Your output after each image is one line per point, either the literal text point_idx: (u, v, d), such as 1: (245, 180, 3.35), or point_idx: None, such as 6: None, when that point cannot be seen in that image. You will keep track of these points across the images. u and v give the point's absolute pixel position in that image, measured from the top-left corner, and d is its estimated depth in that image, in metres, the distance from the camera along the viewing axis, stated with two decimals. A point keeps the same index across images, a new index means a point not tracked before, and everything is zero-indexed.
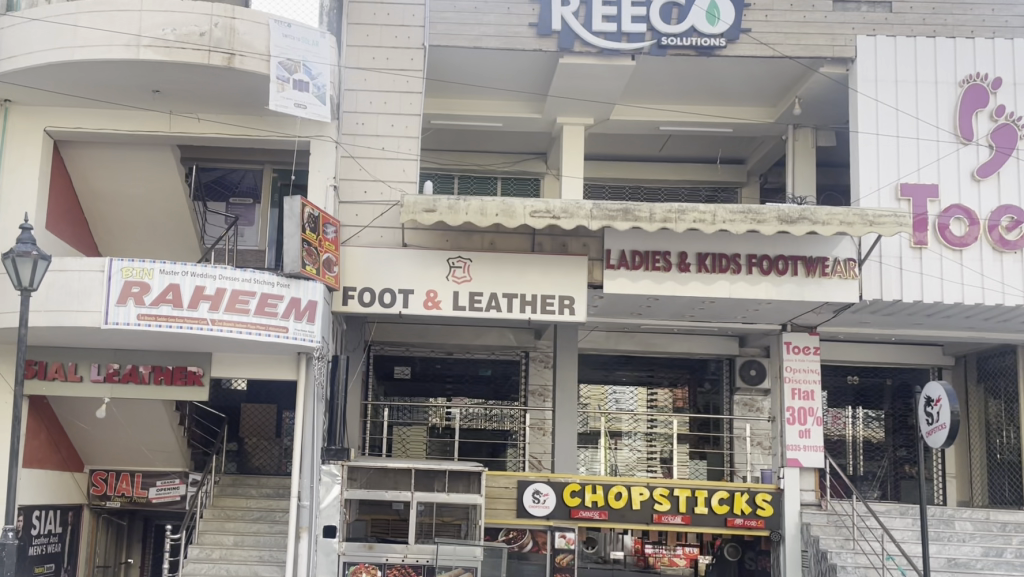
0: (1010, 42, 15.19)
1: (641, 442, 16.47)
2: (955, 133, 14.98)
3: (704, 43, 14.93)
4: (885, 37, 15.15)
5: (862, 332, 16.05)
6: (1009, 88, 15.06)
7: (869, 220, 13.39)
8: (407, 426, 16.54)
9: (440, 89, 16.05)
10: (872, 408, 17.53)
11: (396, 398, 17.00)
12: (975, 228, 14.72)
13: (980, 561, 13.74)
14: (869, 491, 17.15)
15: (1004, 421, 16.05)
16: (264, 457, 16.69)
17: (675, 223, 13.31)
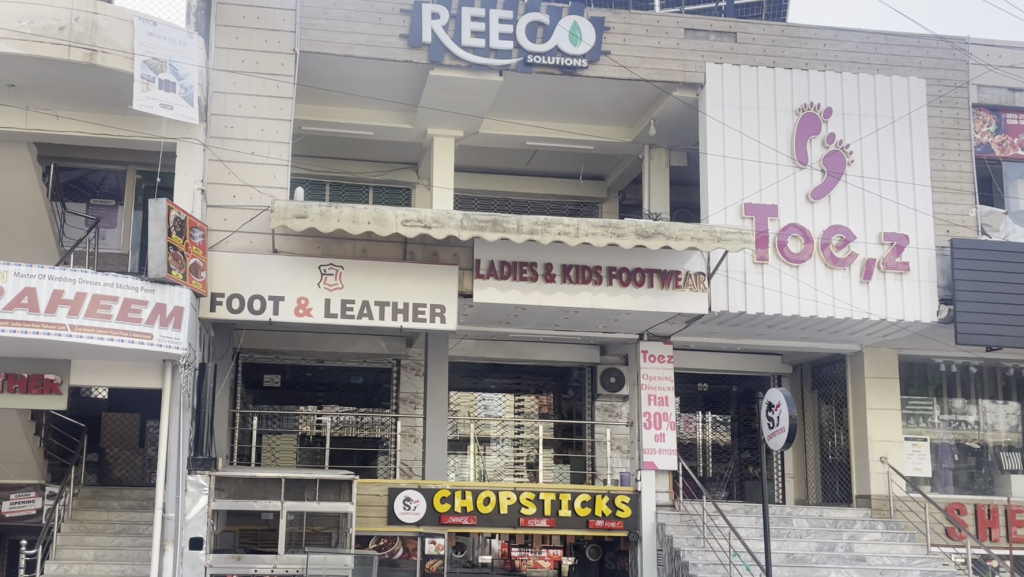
0: (839, 75, 16.63)
1: (509, 447, 16.79)
2: (792, 157, 16.25)
3: (567, 63, 15.54)
4: (731, 65, 16.25)
5: (713, 342, 17.04)
6: (838, 117, 16.48)
7: (717, 237, 14.32)
8: (277, 434, 16.30)
9: (312, 96, 15.96)
10: (720, 414, 18.57)
11: (265, 406, 16.59)
12: (809, 245, 15.98)
13: (815, 555, 14.85)
14: (717, 492, 18.20)
15: (835, 424, 17.38)
16: (127, 468, 16.02)
17: (540, 234, 13.77)
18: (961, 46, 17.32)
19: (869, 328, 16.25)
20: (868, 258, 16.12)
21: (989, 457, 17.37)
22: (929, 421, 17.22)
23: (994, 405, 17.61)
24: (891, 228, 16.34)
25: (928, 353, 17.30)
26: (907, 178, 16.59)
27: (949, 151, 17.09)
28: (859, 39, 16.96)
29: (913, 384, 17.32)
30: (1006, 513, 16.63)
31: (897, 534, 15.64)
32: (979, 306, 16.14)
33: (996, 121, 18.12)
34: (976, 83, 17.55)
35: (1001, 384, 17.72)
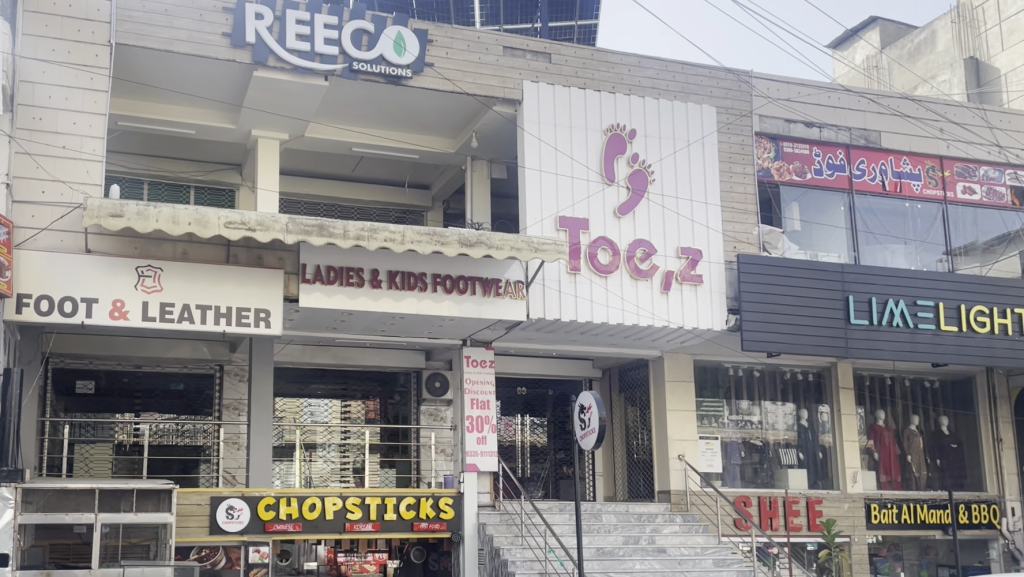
0: (641, 100, 17.92)
1: (335, 453, 16.83)
2: (601, 174, 17.30)
3: (392, 72, 15.74)
4: (546, 84, 17.11)
5: (530, 348, 17.75)
6: (642, 139, 17.74)
7: (534, 247, 14.98)
8: (91, 443, 15.45)
9: (134, 92, 15.30)
10: (537, 416, 19.28)
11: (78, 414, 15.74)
12: (617, 257, 17.06)
13: (621, 549, 15.84)
14: (534, 491, 18.93)
15: (639, 425, 18.49)
16: None
17: (366, 240, 13.86)
18: (746, 78, 19.17)
19: (669, 335, 17.55)
20: (668, 271, 17.44)
21: (769, 453, 18.99)
22: (718, 421, 18.65)
23: (774, 406, 19.26)
24: (688, 243, 17.76)
25: (718, 359, 18.80)
26: (701, 197, 18.12)
27: (735, 175, 18.83)
28: (660, 67, 18.33)
29: (706, 388, 18.74)
30: (784, 503, 18.40)
31: (693, 526, 16.94)
32: (761, 316, 17.78)
33: (774, 148, 19.55)
34: (758, 113, 19.35)
35: (780, 385, 19.43)
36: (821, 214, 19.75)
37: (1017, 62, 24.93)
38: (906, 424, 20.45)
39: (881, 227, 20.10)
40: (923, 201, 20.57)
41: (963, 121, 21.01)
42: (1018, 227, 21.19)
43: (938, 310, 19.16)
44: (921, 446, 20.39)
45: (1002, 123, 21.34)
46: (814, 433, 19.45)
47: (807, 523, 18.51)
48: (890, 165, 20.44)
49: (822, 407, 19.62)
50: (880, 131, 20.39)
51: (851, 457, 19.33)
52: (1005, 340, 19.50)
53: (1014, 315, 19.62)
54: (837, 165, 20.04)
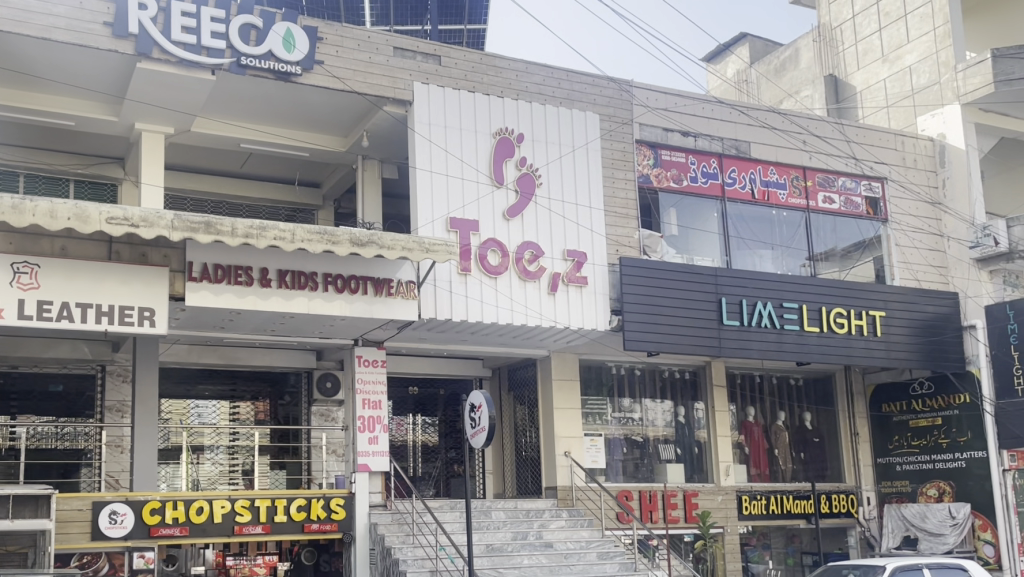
0: (529, 105, 18.33)
1: (223, 454, 16.44)
2: (490, 176, 17.57)
3: (281, 68, 15.55)
4: (436, 86, 17.26)
5: (421, 348, 17.83)
6: (529, 143, 18.14)
7: (425, 248, 15.05)
8: None
9: (11, 80, 14.64)
10: (428, 416, 19.37)
11: None
12: (506, 259, 17.37)
13: (510, 544, 16.09)
14: (425, 490, 19.01)
15: (528, 423, 18.77)
16: None
17: (255, 238, 13.64)
18: (627, 88, 19.94)
19: (557, 335, 17.97)
20: (554, 272, 17.88)
21: (649, 448, 19.40)
22: (602, 419, 19.00)
23: (654, 403, 19.71)
24: (573, 245, 18.26)
25: (601, 358, 19.15)
26: (586, 201, 18.67)
27: (617, 180, 19.52)
28: (546, 73, 18.83)
29: (590, 386, 19.07)
30: (663, 496, 18.78)
31: (578, 521, 17.32)
32: (642, 317, 18.47)
33: (653, 156, 20.34)
34: (638, 121, 20.16)
35: (659, 384, 19.91)
36: (697, 219, 20.68)
37: (871, 81, 26.14)
38: (774, 419, 21.46)
39: (751, 233, 21.20)
40: (788, 209, 21.75)
41: (825, 135, 22.32)
42: (872, 235, 22.48)
43: (802, 312, 20.30)
44: (787, 441, 21.49)
45: (860, 137, 22.67)
46: (690, 428, 19.97)
47: (684, 515, 18.94)
48: (759, 174, 21.56)
49: (697, 404, 20.21)
50: (749, 142, 21.54)
51: (724, 451, 19.94)
52: (861, 340, 20.75)
53: (869, 317, 20.94)
54: (711, 174, 21.02)
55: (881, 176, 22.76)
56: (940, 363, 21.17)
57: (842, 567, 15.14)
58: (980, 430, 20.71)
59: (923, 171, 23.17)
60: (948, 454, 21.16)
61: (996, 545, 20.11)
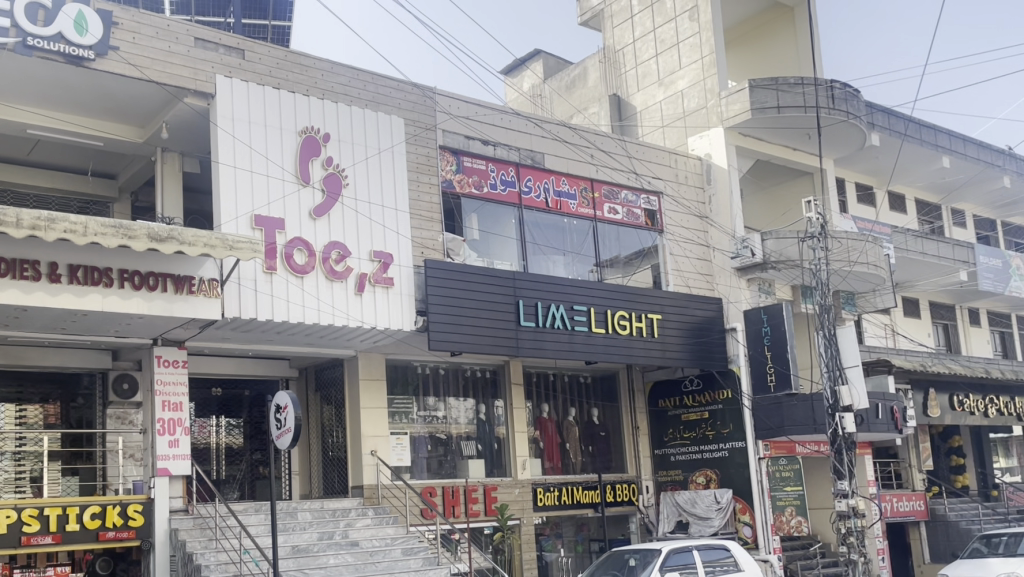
0: (334, 106, 18.37)
1: (9, 461, 15.24)
2: (296, 175, 17.43)
3: (71, 52, 14.83)
4: (239, 80, 16.92)
5: (225, 348, 17.40)
6: (335, 143, 18.17)
7: (229, 245, 14.57)
8: None
9: None
10: (232, 417, 18.78)
11: None
12: (312, 258, 17.27)
13: (316, 545, 15.94)
14: (229, 493, 18.44)
15: (334, 423, 18.71)
16: None
17: (43, 230, 12.88)
18: (430, 94, 20.52)
19: (364, 335, 18.08)
20: (360, 272, 17.96)
21: (453, 445, 19.79)
22: (408, 418, 19.24)
23: (457, 401, 20.15)
24: (379, 247, 18.45)
25: (406, 358, 19.45)
26: (392, 204, 18.94)
27: (422, 184, 20.01)
28: (351, 75, 19.04)
29: (396, 385, 19.28)
30: (464, 492, 19.28)
31: (383, 519, 17.41)
32: (446, 318, 18.98)
33: (456, 162, 20.97)
34: (441, 128, 20.72)
35: (461, 383, 20.33)
36: (495, 224, 21.51)
37: (648, 102, 27.95)
38: (566, 415, 22.37)
39: (545, 239, 22.33)
40: (578, 218, 23.08)
41: (609, 150, 23.92)
42: (651, 244, 24.20)
43: (591, 313, 21.60)
44: (577, 434, 22.42)
45: (639, 154, 24.47)
46: (490, 425, 20.58)
47: (484, 509, 19.49)
48: (552, 184, 22.76)
49: (497, 401, 20.81)
50: (543, 153, 22.73)
51: (520, 446, 20.70)
52: (641, 341, 22.26)
53: (648, 320, 22.51)
54: (509, 182, 21.95)
55: (658, 190, 24.57)
56: (707, 361, 23.08)
57: (624, 552, 17.07)
58: (739, 422, 22.80)
59: (692, 187, 25.37)
60: (714, 445, 23.08)
61: (753, 526, 22.22)
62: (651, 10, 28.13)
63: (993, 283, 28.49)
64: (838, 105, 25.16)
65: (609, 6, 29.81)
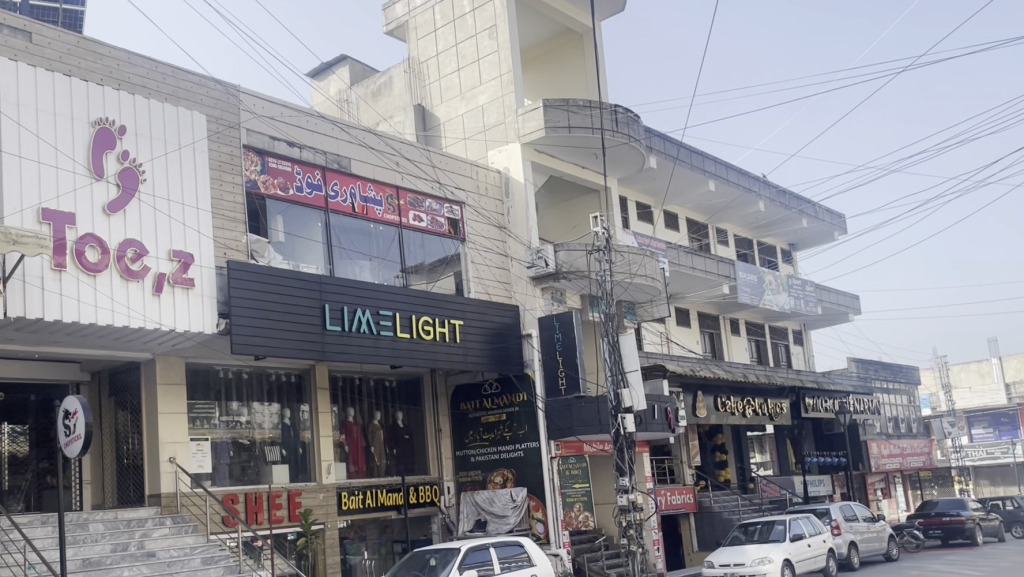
0: (132, 97, 17.56)
1: None
2: (88, 168, 16.47)
3: None
4: (26, 64, 15.95)
5: (9, 349, 16.21)
6: (132, 136, 17.34)
7: (12, 239, 13.63)
8: None
9: None
10: (17, 424, 17.51)
11: None
12: (106, 256, 16.33)
13: (109, 557, 15.04)
14: (12, 505, 17.01)
15: (130, 429, 17.75)
16: None
17: None
18: (234, 92, 20.13)
19: (164, 337, 17.33)
20: (159, 272, 17.16)
21: (256, 451, 19.49)
22: (209, 423, 18.71)
23: (262, 406, 19.82)
24: (179, 246, 17.76)
25: (209, 362, 18.94)
26: (192, 203, 18.34)
27: (225, 183, 19.58)
28: (149, 67, 18.42)
29: (196, 390, 18.71)
30: (268, 497, 18.94)
31: (182, 527, 16.80)
32: (249, 320, 18.54)
33: (260, 162, 20.62)
34: (244, 127, 20.34)
35: (265, 388, 20.01)
36: (300, 227, 21.29)
37: (451, 114, 28.69)
38: (371, 419, 22.48)
39: (351, 243, 22.39)
40: (383, 224, 23.33)
41: (413, 159, 24.38)
42: (453, 252, 24.83)
43: (395, 319, 21.88)
44: (382, 438, 22.57)
45: (442, 165, 25.11)
46: (295, 430, 20.35)
47: (288, 514, 19.23)
48: (358, 189, 22.87)
49: (302, 406, 20.58)
50: (349, 158, 22.82)
51: (326, 450, 20.56)
52: (443, 347, 22.82)
53: (451, 326, 23.13)
54: (315, 185, 21.82)
55: (460, 200, 25.33)
56: (505, 366, 23.96)
57: (426, 552, 17.59)
58: (533, 423, 23.88)
59: (492, 199, 26.29)
60: (510, 446, 24.02)
61: (545, 522, 23.21)
62: (454, 25, 28.91)
63: (750, 296, 31.20)
64: (621, 128, 27.16)
65: (414, 17, 30.34)
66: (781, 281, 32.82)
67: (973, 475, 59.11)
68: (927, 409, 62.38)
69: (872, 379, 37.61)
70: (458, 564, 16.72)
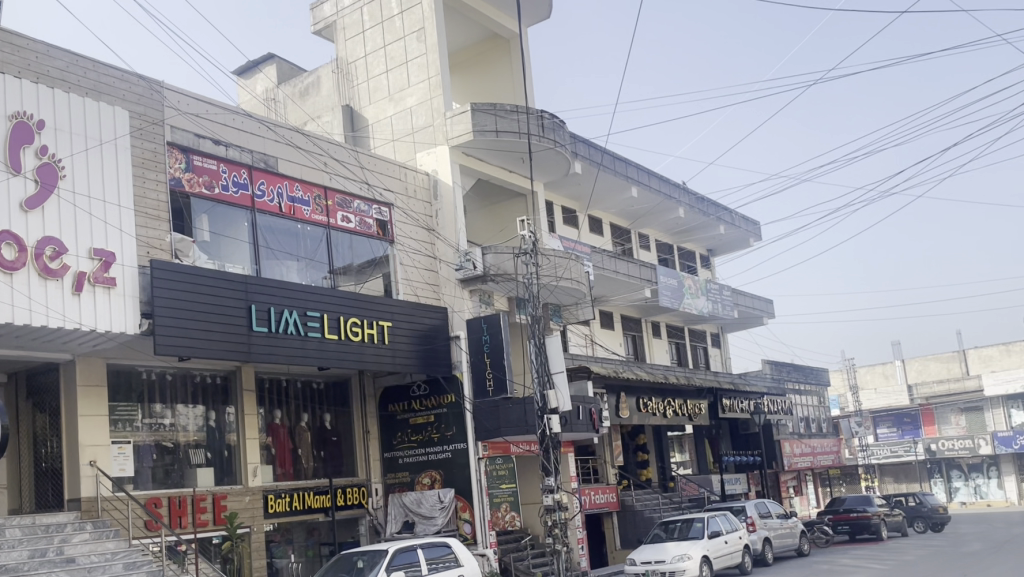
0: (51, 91, 17.06)
1: None
2: (4, 163, 15.94)
3: None
4: None
5: None
6: (51, 131, 16.83)
7: None
8: None
9: None
10: None
11: None
12: (23, 254, 15.82)
13: (27, 563, 14.52)
14: None
15: (49, 431, 17.31)
16: None
17: None
18: (157, 88, 19.76)
19: (84, 338, 16.87)
20: (79, 271, 16.69)
21: (179, 454, 19.12)
22: (131, 426, 18.30)
23: (186, 408, 19.46)
24: (100, 244, 17.30)
25: (131, 362, 18.44)
26: (114, 200, 17.90)
27: (148, 181, 19.18)
28: (69, 60, 17.94)
29: (119, 391, 18.26)
30: (192, 501, 18.58)
31: (103, 532, 16.31)
32: (173, 320, 18.18)
33: (185, 160, 20.23)
34: (168, 123, 19.95)
35: (190, 389, 19.64)
36: (226, 227, 20.95)
37: (379, 116, 28.63)
38: (298, 421, 22.24)
39: (278, 244, 22.15)
40: (311, 225, 23.14)
41: (341, 159, 24.26)
42: (381, 254, 24.79)
43: (322, 320, 21.71)
44: (309, 440, 22.38)
45: (370, 166, 25.06)
46: (220, 432, 20.03)
47: (213, 518, 18.89)
48: (285, 189, 22.64)
49: (227, 408, 20.27)
50: (276, 157, 22.58)
51: (252, 452, 20.29)
52: (371, 348, 22.74)
53: (379, 327, 23.07)
54: (241, 184, 21.51)
55: (388, 202, 25.31)
56: (433, 368, 24.03)
57: (353, 555, 17.49)
58: (461, 424, 23.94)
59: (420, 201, 26.37)
60: (439, 447, 24.02)
61: (472, 522, 23.26)
62: (382, 27, 28.87)
63: (672, 300, 31.85)
64: (547, 134, 27.47)
65: (342, 18, 30.18)
66: (700, 285, 33.60)
67: (878, 473, 63.05)
68: (835, 410, 65.00)
69: (785, 380, 38.92)
70: (385, 565, 16.69)
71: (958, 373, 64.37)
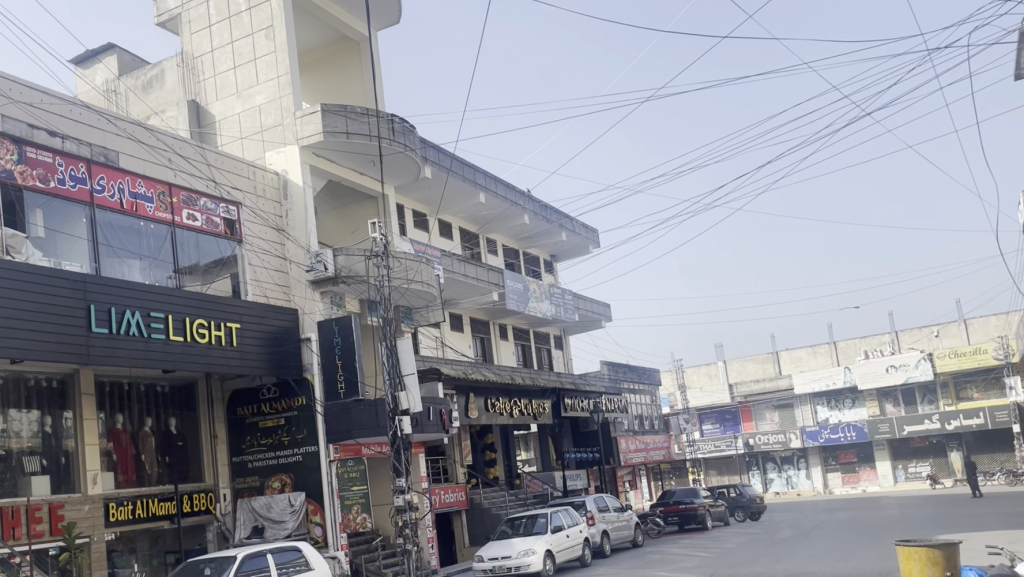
0: None
1: None
2: None
3: None
4: None
5: None
6: None
7: None
8: None
9: None
10: None
11: None
12: None
13: None
14: None
15: None
16: None
17: None
18: None
19: None
20: None
21: (12, 461, 17.96)
22: None
23: (20, 413, 18.25)
24: None
25: None
26: None
27: None
28: None
29: None
30: (26, 511, 17.54)
31: None
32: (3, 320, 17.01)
33: (17, 151, 18.86)
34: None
35: (24, 393, 18.43)
36: (62, 223, 19.82)
37: (227, 113, 27.95)
38: (141, 425, 21.37)
39: (119, 241, 21.16)
40: (155, 222, 22.28)
41: (186, 155, 23.54)
42: (229, 254, 24.17)
43: (167, 321, 20.76)
44: (153, 445, 21.59)
45: (218, 163, 24.46)
46: (57, 438, 18.95)
47: (48, 529, 17.91)
48: (127, 184, 21.70)
49: (65, 413, 19.19)
50: (117, 152, 21.65)
51: (92, 459, 19.42)
52: (218, 351, 21.95)
53: (226, 329, 22.30)
54: (79, 178, 20.40)
55: (237, 201, 24.75)
56: (283, 370, 23.60)
57: (199, 562, 17.03)
58: (311, 427, 23.80)
59: (270, 201, 25.96)
60: (289, 450, 23.87)
61: (324, 525, 23.22)
62: (229, 23, 28.17)
63: (517, 303, 32.79)
64: (397, 137, 27.60)
65: (187, 10, 29.17)
66: (544, 289, 34.80)
67: (704, 465, 67.85)
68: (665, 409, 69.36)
69: (621, 380, 40.88)
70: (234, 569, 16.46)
71: (772, 372, 69.51)
